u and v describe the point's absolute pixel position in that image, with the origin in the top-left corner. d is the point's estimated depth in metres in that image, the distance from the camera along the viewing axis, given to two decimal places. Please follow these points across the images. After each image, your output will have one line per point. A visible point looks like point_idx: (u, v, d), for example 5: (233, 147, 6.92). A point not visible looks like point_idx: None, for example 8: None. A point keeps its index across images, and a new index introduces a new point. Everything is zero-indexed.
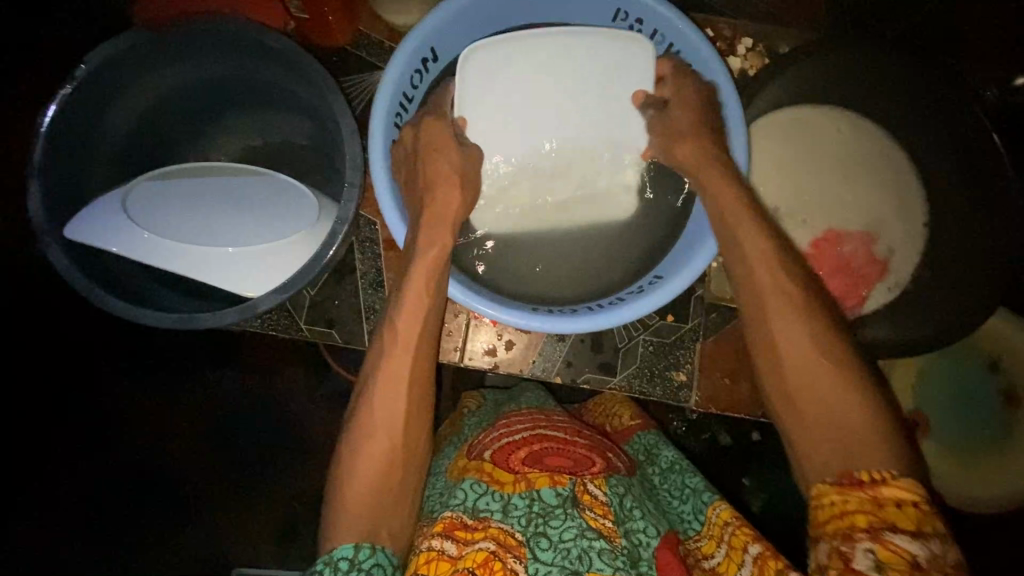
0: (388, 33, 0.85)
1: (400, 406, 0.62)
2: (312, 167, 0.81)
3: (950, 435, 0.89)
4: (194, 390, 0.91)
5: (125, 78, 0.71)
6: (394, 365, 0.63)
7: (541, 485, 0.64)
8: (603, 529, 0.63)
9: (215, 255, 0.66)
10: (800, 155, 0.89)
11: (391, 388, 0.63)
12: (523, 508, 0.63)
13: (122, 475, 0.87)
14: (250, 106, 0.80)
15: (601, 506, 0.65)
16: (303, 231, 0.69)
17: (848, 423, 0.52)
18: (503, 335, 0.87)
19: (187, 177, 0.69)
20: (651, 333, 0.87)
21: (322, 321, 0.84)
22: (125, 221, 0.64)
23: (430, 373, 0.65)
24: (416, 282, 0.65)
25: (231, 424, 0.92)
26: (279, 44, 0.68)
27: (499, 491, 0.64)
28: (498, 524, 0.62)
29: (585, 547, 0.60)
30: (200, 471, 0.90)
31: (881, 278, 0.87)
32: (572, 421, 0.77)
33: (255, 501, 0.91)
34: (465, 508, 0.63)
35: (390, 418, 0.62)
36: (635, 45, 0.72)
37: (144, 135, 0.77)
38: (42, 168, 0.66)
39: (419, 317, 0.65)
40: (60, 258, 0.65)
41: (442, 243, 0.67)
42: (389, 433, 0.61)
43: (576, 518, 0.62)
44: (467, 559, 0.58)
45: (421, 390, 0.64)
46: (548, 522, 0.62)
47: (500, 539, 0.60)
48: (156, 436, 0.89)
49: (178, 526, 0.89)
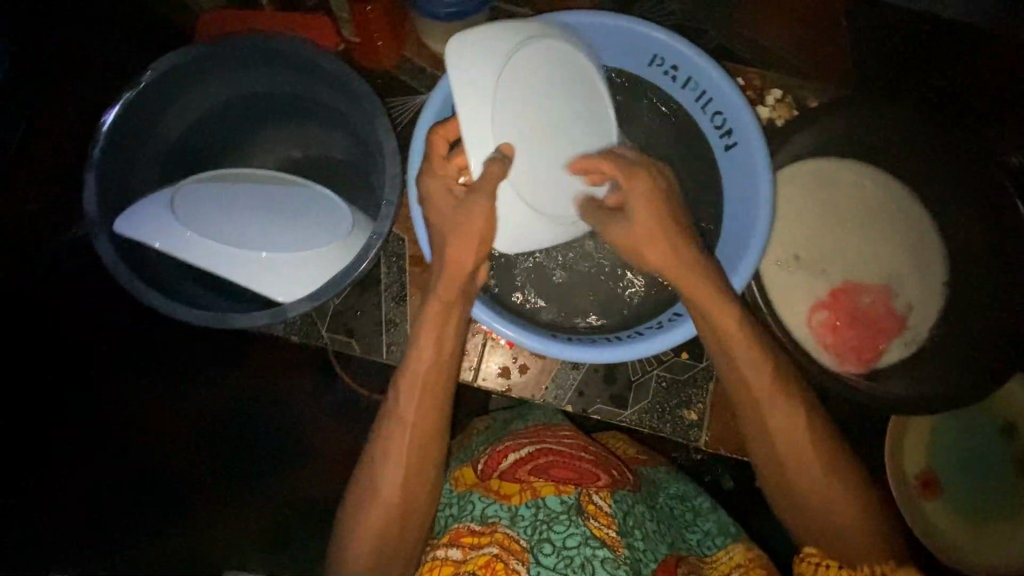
0: (431, 59, 0.89)
1: (401, 461, 0.70)
2: (354, 182, 0.83)
3: (962, 497, 0.86)
4: (200, 384, 0.97)
5: (186, 85, 0.74)
6: (397, 422, 0.72)
7: (546, 494, 0.70)
8: (607, 539, 0.67)
9: (251, 259, 0.69)
10: (820, 206, 0.90)
11: (394, 442, 0.71)
12: (529, 518, 0.68)
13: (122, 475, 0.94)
14: (298, 120, 0.83)
15: (605, 516, 0.70)
16: (337, 243, 0.72)
17: (832, 511, 0.66)
18: (518, 358, 0.87)
19: (230, 184, 0.72)
20: (664, 369, 0.86)
21: (342, 330, 0.86)
22: (171, 219, 0.67)
23: (433, 430, 0.72)
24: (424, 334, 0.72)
25: (237, 425, 0.99)
26: (336, 66, 0.71)
27: (507, 502, 0.71)
28: (504, 529, 0.68)
29: (588, 555, 0.64)
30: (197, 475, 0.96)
31: (898, 333, 0.88)
32: (579, 436, 0.82)
33: (251, 505, 0.98)
34: (473, 517, 0.71)
35: (395, 469, 0.70)
36: (485, 43, 0.66)
37: (198, 143, 0.80)
38: (99, 165, 0.69)
39: (422, 374, 0.73)
40: (107, 250, 0.66)
41: (445, 295, 0.72)
42: (391, 488, 0.70)
43: (581, 525, 0.67)
44: (471, 562, 0.65)
45: (424, 449, 0.72)
46: (552, 527, 0.67)
47: (504, 544, 0.66)
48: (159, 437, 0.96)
49: (165, 529, 0.94)
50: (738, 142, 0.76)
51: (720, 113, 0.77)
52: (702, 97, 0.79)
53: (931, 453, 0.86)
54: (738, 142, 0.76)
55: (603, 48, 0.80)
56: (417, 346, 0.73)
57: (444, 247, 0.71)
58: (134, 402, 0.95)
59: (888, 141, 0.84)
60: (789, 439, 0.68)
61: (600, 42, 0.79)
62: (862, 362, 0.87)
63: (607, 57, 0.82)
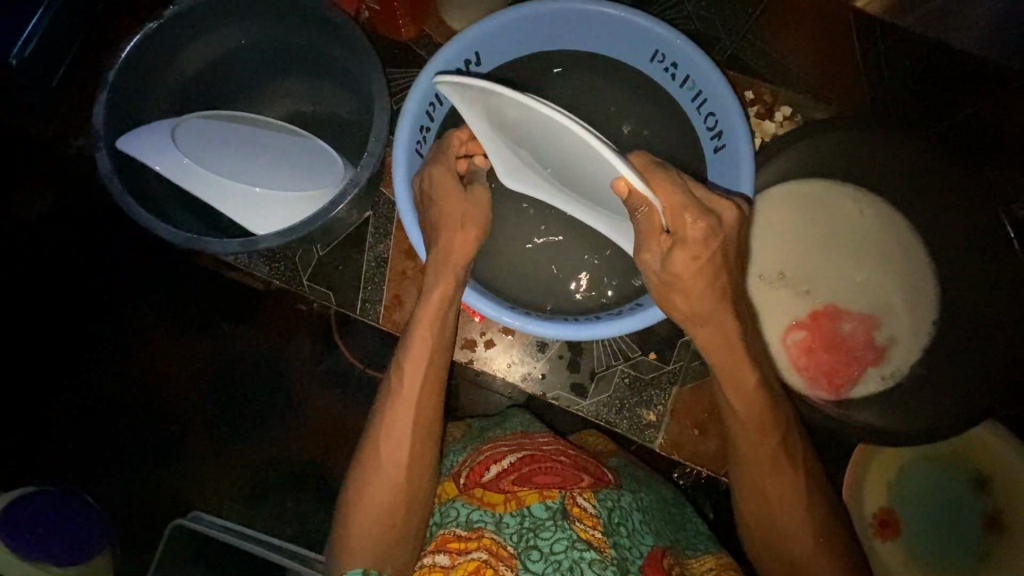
0: (447, 36, 0.93)
1: (404, 450, 0.73)
2: (349, 140, 0.86)
3: (920, 546, 0.83)
4: (209, 337, 1.22)
5: (207, 26, 0.79)
6: (399, 409, 0.74)
7: (531, 502, 0.71)
8: (594, 541, 0.67)
9: (238, 190, 0.72)
10: (812, 227, 0.89)
11: (396, 434, 0.73)
12: (514, 526, 0.69)
13: (135, 406, 1.24)
14: (304, 75, 0.86)
15: (591, 517, 0.70)
16: (328, 186, 0.76)
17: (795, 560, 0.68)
18: (485, 333, 0.88)
19: (231, 122, 0.76)
20: (629, 366, 0.86)
21: (322, 282, 0.88)
22: (168, 141, 0.71)
23: (434, 417, 0.75)
24: (421, 323, 0.74)
25: (231, 381, 1.24)
26: (344, 23, 0.74)
27: (491, 510, 0.72)
28: (490, 535, 0.70)
29: (576, 558, 0.65)
30: (197, 417, 1.24)
31: (876, 364, 0.86)
32: (555, 442, 0.83)
33: (247, 448, 1.24)
34: (458, 523, 0.73)
35: (396, 459, 0.72)
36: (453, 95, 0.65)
37: (206, 82, 0.83)
38: (113, 86, 0.73)
39: (426, 352, 0.75)
40: (105, 160, 0.71)
41: (445, 284, 0.74)
42: (395, 478, 0.72)
43: (568, 529, 0.68)
44: (460, 568, 0.67)
45: (423, 438, 0.74)
46: (539, 535, 0.68)
47: (491, 549, 0.68)
48: (164, 381, 1.24)
49: (186, 445, 1.25)
50: (726, 144, 0.75)
51: (712, 115, 0.76)
52: (698, 98, 0.77)
53: (896, 496, 0.84)
54: (726, 145, 0.75)
55: (603, 41, 0.81)
56: (416, 333, 0.75)
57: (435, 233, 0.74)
58: (141, 348, 1.22)
59: (891, 168, 0.82)
60: (767, 477, 0.70)
61: (600, 32, 0.79)
62: (832, 389, 0.85)
63: (609, 48, 0.81)
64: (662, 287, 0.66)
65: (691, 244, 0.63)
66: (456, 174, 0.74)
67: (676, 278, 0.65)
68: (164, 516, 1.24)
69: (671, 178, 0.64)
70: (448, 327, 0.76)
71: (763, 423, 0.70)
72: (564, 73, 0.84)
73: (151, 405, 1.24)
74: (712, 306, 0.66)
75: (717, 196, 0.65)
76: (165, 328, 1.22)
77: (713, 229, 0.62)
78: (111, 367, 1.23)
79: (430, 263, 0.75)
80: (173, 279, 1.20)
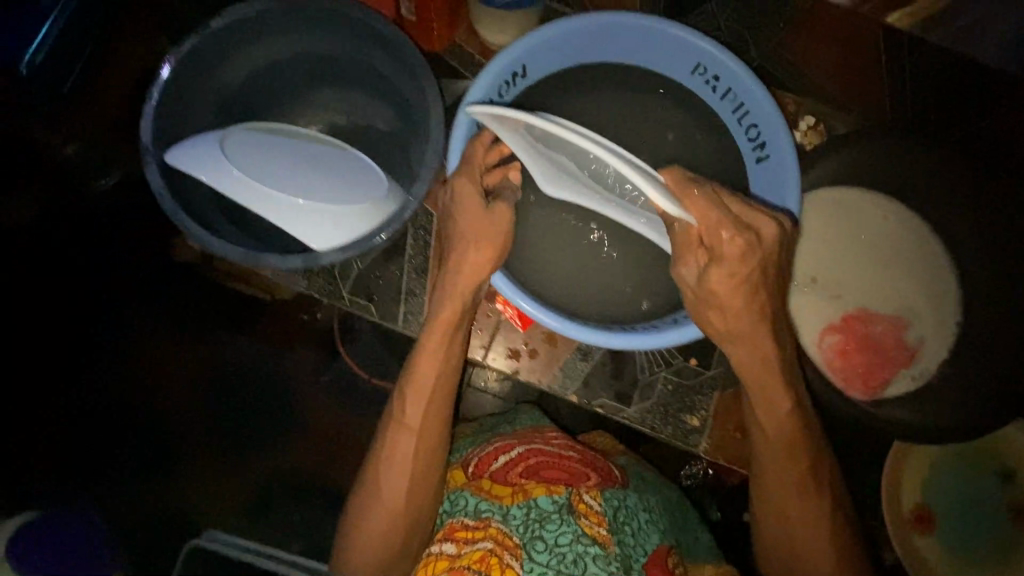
0: (480, 48, 0.94)
1: (407, 471, 0.75)
2: (385, 150, 0.85)
3: (955, 538, 0.86)
4: (216, 344, 1.19)
5: (249, 38, 0.77)
6: (404, 430, 0.76)
7: (538, 494, 0.77)
8: (597, 536, 0.74)
9: (287, 203, 0.70)
10: (844, 233, 0.91)
11: (401, 455, 0.76)
12: (521, 517, 0.75)
13: (134, 416, 1.20)
14: (344, 86, 0.85)
15: (595, 514, 0.76)
16: (370, 201, 0.74)
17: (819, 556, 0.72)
18: (529, 343, 0.88)
19: (277, 135, 0.75)
20: (671, 372, 0.87)
21: (363, 294, 0.88)
22: (217, 154, 0.69)
23: (439, 438, 0.77)
24: (429, 346, 0.77)
25: (231, 390, 1.21)
26: (394, 35, 0.73)
27: (499, 502, 0.77)
28: (497, 525, 0.75)
29: (580, 552, 0.72)
30: (196, 425, 1.21)
31: (907, 365, 0.88)
32: (564, 436, 0.87)
33: (245, 456, 1.21)
34: (466, 512, 0.78)
35: (399, 479, 0.75)
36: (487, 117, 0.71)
37: (245, 93, 0.82)
38: (159, 100, 0.71)
39: (433, 375, 0.77)
40: (157, 177, 0.69)
41: (453, 306, 0.76)
42: (398, 497, 0.75)
43: (572, 524, 0.74)
44: (466, 557, 0.73)
45: (428, 457, 0.77)
46: (544, 526, 0.74)
47: (497, 538, 0.74)
48: (165, 389, 1.20)
49: (184, 454, 1.21)
50: (770, 154, 0.77)
51: (755, 125, 0.78)
52: (739, 110, 0.79)
53: (929, 489, 0.87)
54: (771, 156, 0.76)
55: (647, 54, 0.81)
56: (423, 355, 0.77)
57: (465, 250, 0.76)
58: (144, 357, 1.19)
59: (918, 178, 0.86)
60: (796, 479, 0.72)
61: (644, 45, 0.80)
62: (867, 390, 0.88)
63: (650, 60, 0.82)
64: (696, 301, 0.70)
65: (729, 260, 0.66)
66: (479, 190, 0.75)
67: (712, 294, 0.68)
68: (156, 525, 1.20)
69: (711, 194, 0.66)
70: (455, 348, 0.78)
71: (793, 427, 0.72)
72: (603, 82, 0.84)
73: (159, 412, 1.20)
74: (749, 328, 0.70)
75: (757, 212, 0.68)
76: (165, 335, 1.18)
77: (749, 246, 0.66)
78: (109, 375, 1.18)
79: (440, 284, 0.77)
80: (175, 285, 1.16)
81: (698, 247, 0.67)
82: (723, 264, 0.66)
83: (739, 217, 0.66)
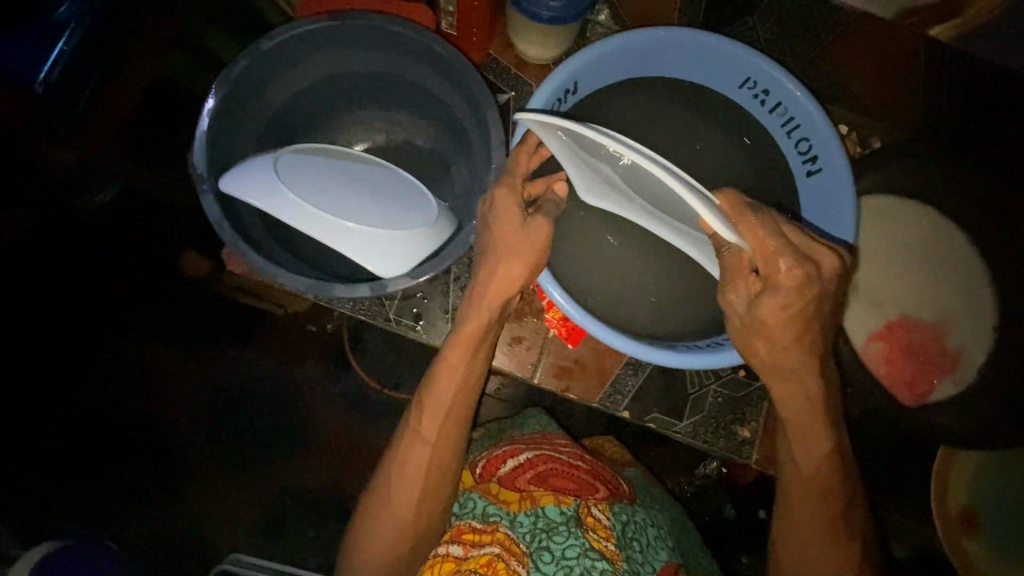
0: (515, 60, 0.91)
1: (418, 485, 0.73)
2: (427, 167, 0.86)
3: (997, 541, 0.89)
4: (238, 353, 1.23)
5: (297, 59, 0.74)
6: (417, 444, 0.74)
7: (546, 503, 0.77)
8: (606, 551, 0.74)
9: (344, 229, 0.68)
10: (887, 240, 0.93)
11: (414, 469, 0.74)
12: (528, 525, 0.76)
13: (153, 422, 1.21)
14: (387, 104, 0.84)
15: (604, 528, 0.77)
16: (432, 226, 0.73)
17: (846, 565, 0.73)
18: (579, 359, 0.87)
19: (327, 158, 0.73)
20: (721, 385, 0.87)
21: (410, 314, 0.86)
22: (273, 180, 0.67)
23: (453, 453, 0.75)
24: (448, 362, 0.73)
25: (249, 397, 1.24)
26: (448, 53, 0.71)
27: (507, 507, 0.78)
28: (504, 530, 0.76)
29: (588, 565, 0.71)
30: (212, 431, 1.23)
31: (951, 371, 0.90)
32: (572, 445, 0.88)
33: (261, 463, 1.24)
34: (475, 514, 0.79)
35: (410, 492, 0.73)
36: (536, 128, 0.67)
37: (290, 114, 0.80)
38: (210, 127, 0.69)
39: (452, 391, 0.74)
40: (213, 207, 0.67)
41: (476, 322, 0.73)
42: (407, 510, 0.73)
43: (580, 537, 0.74)
44: (472, 560, 0.74)
45: (441, 472, 0.74)
46: (552, 537, 0.74)
47: (505, 545, 0.74)
48: (183, 396, 1.22)
49: (201, 460, 1.23)
50: (822, 169, 0.76)
51: (805, 140, 0.77)
52: (789, 123, 0.78)
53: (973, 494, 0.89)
54: (823, 170, 0.76)
55: (696, 68, 0.81)
56: (442, 370, 0.74)
57: (493, 264, 0.71)
58: (165, 366, 1.21)
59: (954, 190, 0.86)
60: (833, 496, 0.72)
61: (694, 59, 0.79)
62: (913, 395, 0.89)
63: (698, 74, 0.82)
64: (743, 329, 0.68)
65: (784, 290, 0.64)
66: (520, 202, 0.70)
67: (762, 323, 0.66)
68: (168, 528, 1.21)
69: (765, 218, 0.65)
70: (477, 365, 0.75)
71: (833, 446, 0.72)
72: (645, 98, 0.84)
73: (175, 416, 1.22)
74: (795, 363, 0.68)
75: (816, 244, 0.66)
76: (185, 344, 1.21)
77: (807, 277, 0.63)
78: (128, 382, 1.20)
79: (465, 296, 0.74)
80: (196, 296, 1.18)
81: (749, 273, 0.67)
82: (775, 297, 0.64)
83: (796, 245, 0.64)
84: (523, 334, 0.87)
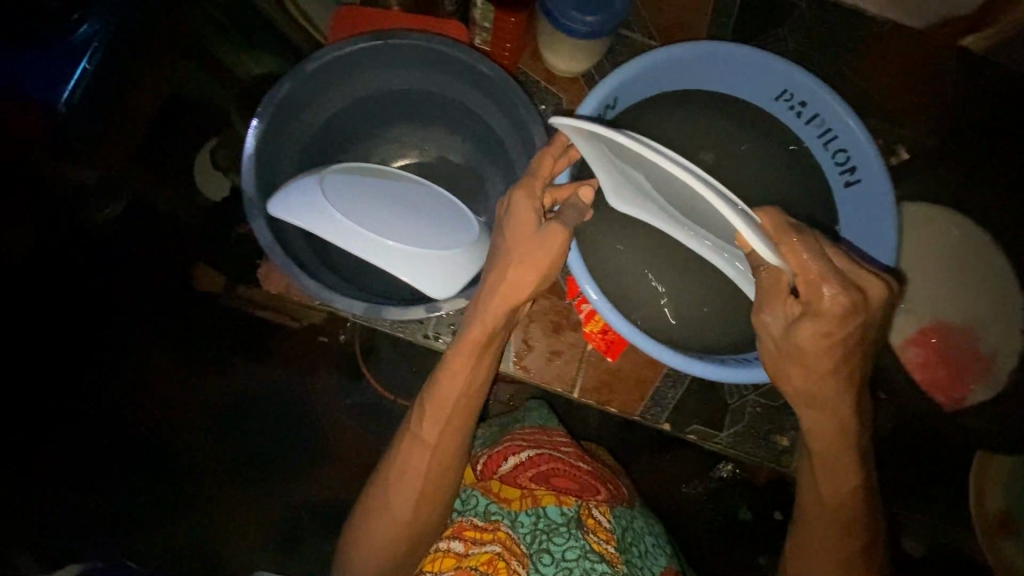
0: (545, 74, 0.90)
1: (416, 488, 0.73)
2: (458, 182, 0.86)
3: None
4: (250, 359, 1.21)
5: (339, 78, 0.74)
6: (417, 448, 0.73)
7: (547, 504, 0.78)
8: (606, 554, 0.76)
9: (395, 248, 0.67)
10: (925, 247, 0.94)
11: (412, 471, 0.73)
12: (529, 526, 0.77)
13: (164, 423, 1.20)
14: (419, 119, 0.85)
15: (605, 531, 0.78)
16: (474, 244, 0.72)
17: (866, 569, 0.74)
18: (617, 373, 0.87)
19: (371, 178, 0.72)
20: (760, 395, 0.88)
21: (447, 330, 0.86)
22: (323, 202, 0.66)
23: (454, 458, 0.74)
24: (452, 367, 0.71)
25: (258, 402, 1.22)
26: (494, 71, 0.70)
27: (508, 506, 0.78)
28: (506, 529, 0.77)
29: (588, 568, 0.74)
30: (219, 432, 1.21)
31: (985, 377, 0.91)
32: (573, 444, 0.85)
33: (261, 467, 1.21)
34: (476, 513, 0.80)
35: (409, 495, 0.73)
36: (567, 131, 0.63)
37: (328, 132, 0.80)
38: (257, 151, 0.68)
39: (455, 398, 0.72)
40: (263, 230, 0.67)
41: (482, 325, 0.69)
42: (404, 512, 0.73)
43: (580, 539, 0.76)
44: (473, 558, 0.75)
45: (441, 477, 0.74)
46: (552, 538, 0.76)
47: (505, 544, 0.76)
48: (195, 399, 1.21)
49: (204, 460, 1.20)
50: (861, 180, 0.77)
51: (844, 150, 0.78)
52: (826, 134, 0.79)
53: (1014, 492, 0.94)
54: (863, 181, 0.77)
55: (732, 79, 0.81)
56: (445, 375, 0.72)
57: (505, 266, 0.67)
58: (175, 368, 1.20)
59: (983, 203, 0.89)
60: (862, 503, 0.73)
61: (732, 71, 0.80)
62: (952, 401, 0.90)
63: (734, 86, 0.82)
64: (779, 355, 0.68)
65: (826, 318, 0.63)
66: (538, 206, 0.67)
67: (798, 348, 0.66)
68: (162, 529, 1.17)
69: (816, 245, 0.63)
70: (483, 371, 0.73)
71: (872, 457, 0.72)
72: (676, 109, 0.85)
73: (184, 416, 1.21)
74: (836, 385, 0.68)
75: (865, 272, 0.64)
76: (195, 345, 1.20)
77: (851, 306, 0.62)
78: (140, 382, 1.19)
79: (472, 298, 0.70)
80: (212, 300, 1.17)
81: (789, 296, 0.66)
82: (812, 325, 0.64)
83: (845, 274, 0.63)
84: (562, 350, 0.87)
